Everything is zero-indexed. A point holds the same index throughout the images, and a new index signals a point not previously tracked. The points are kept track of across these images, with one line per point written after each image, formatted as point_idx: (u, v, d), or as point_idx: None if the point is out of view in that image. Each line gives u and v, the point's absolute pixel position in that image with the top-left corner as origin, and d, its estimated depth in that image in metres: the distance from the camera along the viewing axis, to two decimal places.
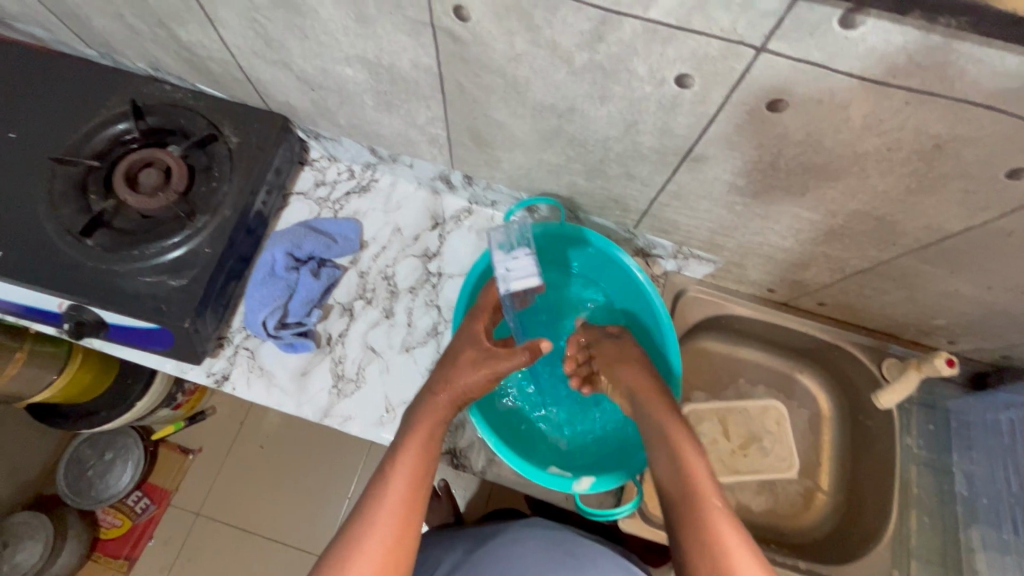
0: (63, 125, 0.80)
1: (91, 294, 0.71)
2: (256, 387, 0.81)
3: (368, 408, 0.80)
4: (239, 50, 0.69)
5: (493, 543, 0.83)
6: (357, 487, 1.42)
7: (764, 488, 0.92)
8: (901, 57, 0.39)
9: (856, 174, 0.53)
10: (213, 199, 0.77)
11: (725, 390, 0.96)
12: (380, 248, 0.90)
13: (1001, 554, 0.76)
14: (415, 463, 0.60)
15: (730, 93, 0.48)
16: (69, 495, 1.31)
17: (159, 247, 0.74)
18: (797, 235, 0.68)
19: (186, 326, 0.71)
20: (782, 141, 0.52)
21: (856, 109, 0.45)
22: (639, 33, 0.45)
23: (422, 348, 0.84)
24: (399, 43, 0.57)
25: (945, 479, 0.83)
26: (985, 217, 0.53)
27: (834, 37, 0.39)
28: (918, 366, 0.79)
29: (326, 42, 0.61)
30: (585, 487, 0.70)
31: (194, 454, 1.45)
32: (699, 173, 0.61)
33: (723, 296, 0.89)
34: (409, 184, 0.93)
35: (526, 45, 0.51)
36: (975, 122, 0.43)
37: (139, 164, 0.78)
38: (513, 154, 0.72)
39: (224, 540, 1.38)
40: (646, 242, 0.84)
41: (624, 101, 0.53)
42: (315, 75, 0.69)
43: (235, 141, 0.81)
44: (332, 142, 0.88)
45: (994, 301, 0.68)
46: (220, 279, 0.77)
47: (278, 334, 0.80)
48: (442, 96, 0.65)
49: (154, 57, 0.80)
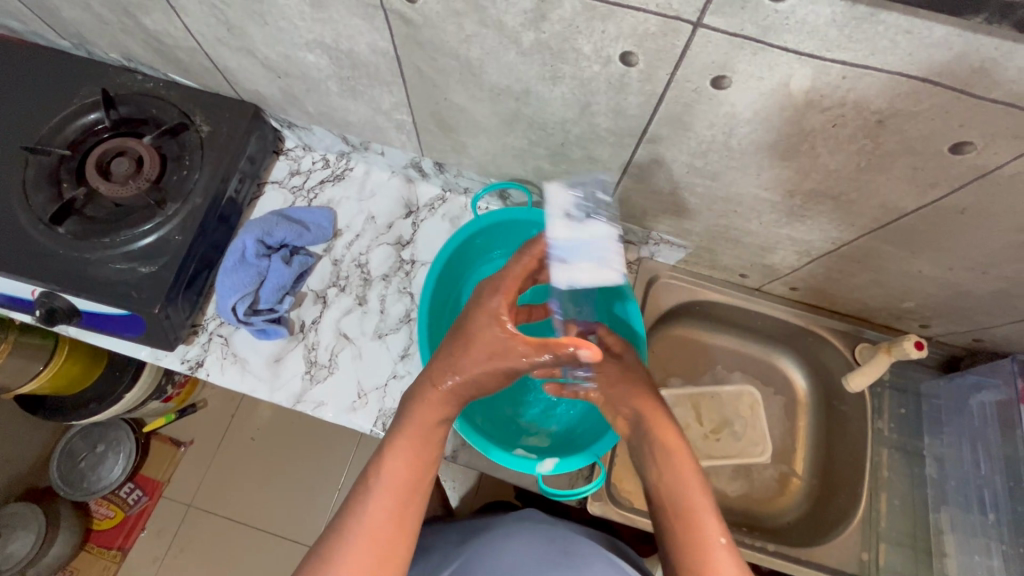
0: (37, 115, 0.80)
1: (62, 281, 0.72)
2: (230, 373, 0.82)
3: (340, 393, 0.81)
4: (204, 37, 0.70)
5: (480, 538, 0.84)
6: (346, 478, 1.43)
7: (739, 474, 0.92)
8: (831, 29, 0.39)
9: (807, 152, 0.53)
10: (184, 186, 0.78)
11: (701, 377, 0.96)
12: (354, 236, 0.90)
13: (969, 535, 0.77)
14: (403, 471, 0.60)
15: (675, 71, 0.48)
16: (61, 487, 1.33)
17: (130, 234, 0.75)
18: (760, 218, 0.68)
19: (157, 312, 0.72)
20: (732, 120, 0.52)
21: (797, 85, 0.45)
22: (579, 11, 0.45)
23: (394, 334, 0.85)
24: (354, 27, 0.58)
25: (917, 462, 0.84)
26: (936, 194, 0.53)
27: (765, 11, 0.40)
28: (889, 350, 0.80)
29: (285, 27, 0.62)
30: (549, 468, 0.71)
31: (185, 446, 1.46)
32: (656, 155, 0.62)
33: (695, 282, 0.89)
34: (383, 173, 0.93)
35: (474, 26, 0.51)
36: (913, 96, 0.43)
37: (111, 153, 0.79)
38: (478, 139, 0.72)
39: (215, 530, 1.40)
40: (617, 228, 0.84)
41: (575, 81, 0.54)
42: (279, 62, 0.70)
43: (206, 129, 0.81)
44: (305, 131, 0.88)
45: (957, 281, 0.68)
46: (191, 266, 0.77)
47: (249, 320, 0.80)
48: (403, 81, 0.65)
49: (124, 46, 0.81)
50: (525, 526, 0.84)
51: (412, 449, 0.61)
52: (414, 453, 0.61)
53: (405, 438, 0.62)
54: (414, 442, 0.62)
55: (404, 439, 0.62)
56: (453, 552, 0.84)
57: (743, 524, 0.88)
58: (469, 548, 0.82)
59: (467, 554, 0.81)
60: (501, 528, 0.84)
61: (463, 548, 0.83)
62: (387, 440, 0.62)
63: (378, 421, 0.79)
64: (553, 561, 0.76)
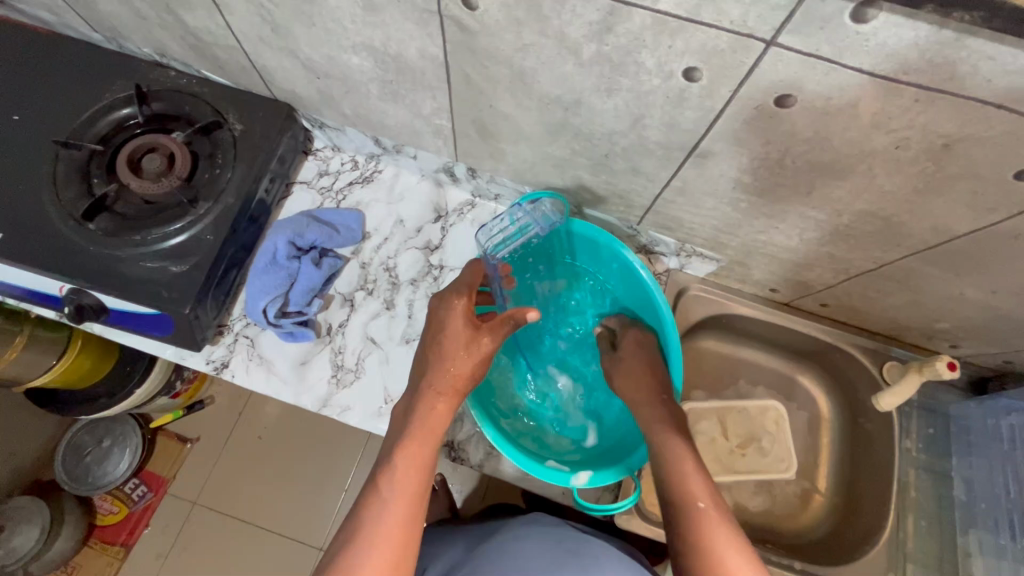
0: (68, 108, 0.79)
1: (92, 279, 0.71)
2: (256, 375, 0.81)
3: (367, 399, 0.80)
4: (245, 36, 0.69)
5: (489, 543, 0.81)
6: (353, 480, 1.41)
7: (761, 489, 0.92)
8: (913, 53, 0.39)
9: (863, 172, 0.53)
10: (216, 185, 0.77)
11: (725, 391, 0.96)
12: (382, 240, 0.89)
13: (998, 558, 0.75)
14: (413, 466, 0.61)
15: (738, 88, 0.48)
16: (66, 481, 1.31)
17: (161, 232, 0.74)
18: (802, 234, 0.67)
19: (187, 312, 0.71)
20: (790, 138, 0.51)
21: (865, 106, 0.45)
22: (649, 25, 0.44)
23: (422, 340, 0.84)
24: (406, 32, 0.57)
25: (944, 482, 0.83)
26: (992, 219, 0.53)
27: (846, 32, 0.39)
28: (920, 369, 0.78)
29: (333, 29, 0.61)
30: (583, 482, 0.71)
31: (192, 443, 1.45)
32: (704, 169, 0.61)
33: (726, 295, 0.88)
34: (413, 176, 0.92)
35: (534, 36, 0.50)
36: (985, 122, 0.43)
37: (142, 149, 0.78)
38: (519, 147, 0.72)
39: (221, 529, 1.38)
40: (650, 239, 0.83)
41: (631, 94, 0.53)
42: (321, 63, 0.69)
43: (239, 128, 0.81)
44: (336, 131, 0.88)
45: (998, 305, 0.67)
46: (221, 267, 0.76)
47: (278, 322, 0.80)
48: (448, 87, 0.65)
49: (159, 42, 0.80)
50: (534, 527, 0.82)
51: (418, 449, 0.63)
52: (423, 451, 0.63)
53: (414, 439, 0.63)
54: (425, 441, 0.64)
55: (412, 441, 0.63)
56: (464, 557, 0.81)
57: (766, 540, 0.88)
58: (478, 551, 0.80)
59: (476, 557, 0.79)
60: (510, 531, 0.82)
61: (472, 552, 0.81)
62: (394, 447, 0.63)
63: None
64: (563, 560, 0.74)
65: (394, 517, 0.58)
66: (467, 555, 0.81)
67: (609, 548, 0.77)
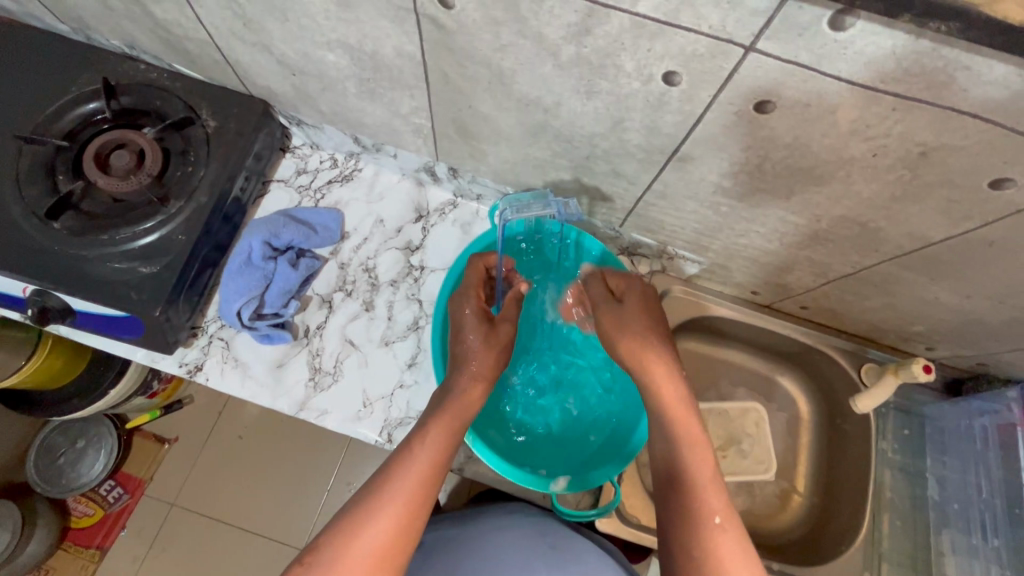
0: (31, 102, 0.76)
1: (56, 280, 0.68)
2: (231, 378, 0.79)
3: (345, 402, 0.79)
4: (217, 30, 0.67)
5: (469, 531, 0.79)
6: (334, 480, 1.39)
7: (741, 489, 0.92)
8: (890, 61, 0.39)
9: (841, 179, 0.53)
10: (188, 184, 0.75)
11: (707, 392, 0.96)
12: (361, 240, 0.88)
13: (970, 558, 0.77)
14: (434, 449, 0.61)
15: (718, 93, 0.47)
16: (38, 484, 1.28)
17: (130, 232, 0.71)
18: (781, 239, 0.68)
19: (158, 315, 0.69)
20: (769, 144, 0.51)
21: (844, 114, 0.45)
22: (627, 28, 0.44)
23: (402, 342, 0.83)
24: (381, 29, 0.55)
25: (919, 482, 0.85)
26: (967, 226, 0.54)
27: (824, 39, 0.39)
28: (896, 372, 0.79)
29: (307, 25, 0.59)
30: (562, 487, 0.72)
31: (169, 443, 1.42)
32: (684, 173, 0.61)
33: (706, 297, 0.88)
34: (393, 175, 0.91)
35: (512, 36, 0.49)
36: (961, 131, 0.43)
37: (111, 146, 0.75)
38: (499, 148, 0.71)
39: (199, 530, 1.35)
40: (632, 241, 0.83)
41: (612, 97, 0.52)
42: (296, 60, 0.67)
43: (213, 124, 0.78)
44: (314, 129, 0.85)
45: (973, 309, 0.68)
46: (194, 267, 0.74)
47: (254, 324, 0.78)
48: (427, 86, 0.63)
49: (128, 34, 0.77)
50: (516, 517, 0.79)
51: (441, 433, 0.62)
52: (447, 434, 0.63)
53: (439, 419, 0.63)
54: (445, 420, 0.64)
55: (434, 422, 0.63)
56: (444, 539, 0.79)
57: None
58: (455, 542, 0.77)
59: (453, 549, 0.76)
60: (491, 520, 0.79)
61: (450, 543, 0.77)
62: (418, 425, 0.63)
63: (384, 431, 0.77)
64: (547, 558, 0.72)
65: (417, 474, 0.58)
66: (444, 542, 0.78)
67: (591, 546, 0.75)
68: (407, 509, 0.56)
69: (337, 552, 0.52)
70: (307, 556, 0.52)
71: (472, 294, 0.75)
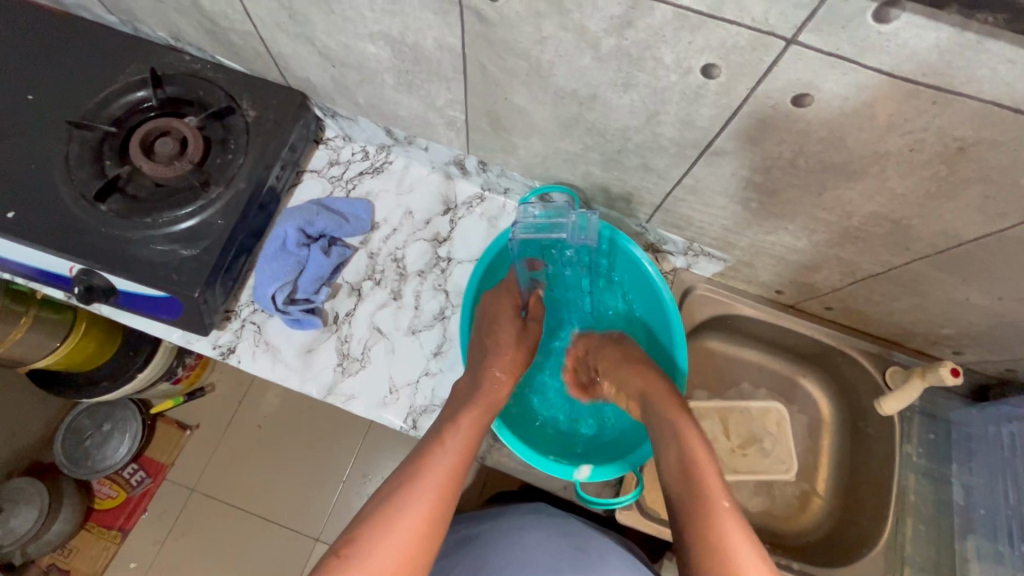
0: (82, 90, 0.80)
1: (101, 259, 0.71)
2: (261, 361, 0.81)
3: (372, 387, 0.80)
4: (262, 22, 0.69)
5: (495, 527, 0.80)
6: (351, 472, 1.41)
7: (761, 489, 0.92)
8: (932, 54, 0.40)
9: (875, 174, 0.54)
10: (228, 170, 0.77)
11: (727, 392, 0.96)
12: (391, 230, 0.90)
13: (995, 565, 0.76)
14: (463, 443, 0.63)
15: (756, 86, 0.48)
16: (65, 464, 1.31)
17: (172, 216, 0.74)
18: (810, 236, 0.68)
19: (197, 296, 0.71)
20: (804, 138, 0.52)
21: (882, 107, 0.46)
22: (669, 20, 0.45)
23: (428, 331, 0.84)
24: (424, 21, 0.57)
25: (943, 488, 0.83)
26: (1003, 224, 0.54)
27: (866, 31, 0.40)
28: (923, 374, 0.79)
29: (351, 17, 0.61)
30: (584, 476, 0.72)
31: (192, 429, 1.45)
32: (716, 167, 0.61)
33: (730, 296, 0.88)
34: (422, 168, 0.93)
35: (554, 28, 0.51)
36: (1001, 126, 0.43)
37: (155, 133, 0.78)
38: (531, 141, 0.72)
39: (217, 517, 1.38)
40: (658, 237, 0.84)
41: (648, 90, 0.53)
42: (337, 51, 0.69)
43: (252, 114, 0.81)
44: (348, 121, 0.88)
45: (1003, 312, 0.67)
46: (231, 252, 0.77)
47: (286, 309, 0.80)
48: (463, 78, 0.65)
49: (175, 26, 0.80)
50: (541, 517, 0.80)
51: (468, 428, 0.65)
52: (474, 429, 0.65)
53: (471, 416, 0.66)
54: (474, 417, 0.66)
55: (462, 418, 0.65)
56: (468, 537, 0.80)
57: (764, 540, 0.88)
58: (481, 540, 0.78)
59: (480, 547, 0.76)
60: (515, 519, 0.80)
61: (476, 540, 0.79)
62: (443, 422, 0.65)
63: (409, 418, 0.79)
64: (573, 555, 0.73)
65: (453, 451, 0.62)
66: (472, 539, 0.79)
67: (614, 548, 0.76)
68: (437, 504, 0.57)
69: (373, 542, 0.53)
70: (342, 548, 0.54)
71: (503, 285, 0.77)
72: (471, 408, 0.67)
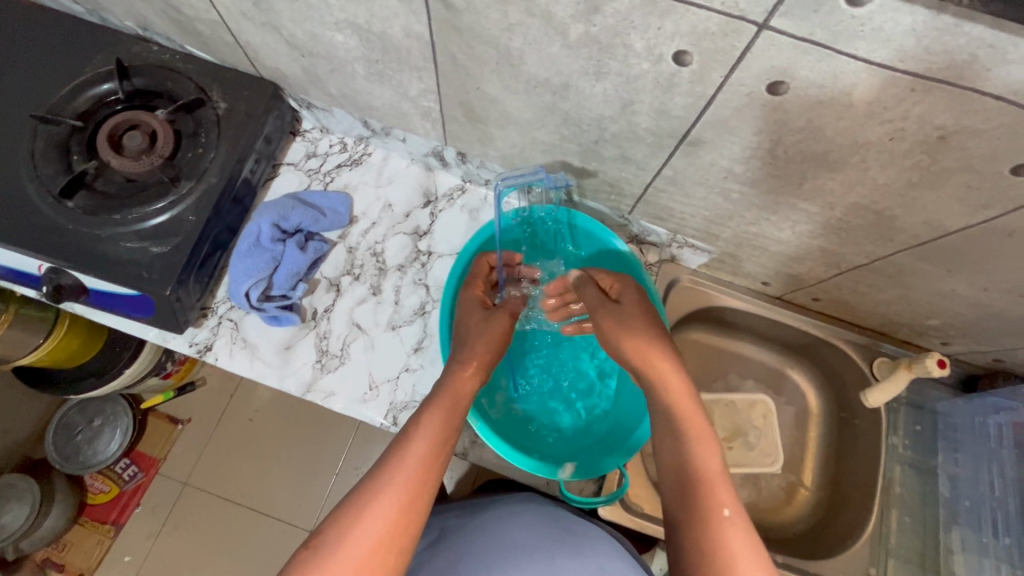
0: (46, 82, 0.77)
1: (70, 257, 0.70)
2: (239, 358, 0.80)
3: (352, 384, 0.79)
4: (227, 11, 0.67)
5: (481, 516, 0.78)
6: (343, 464, 1.41)
7: (747, 481, 0.91)
8: (909, 39, 0.38)
9: (856, 165, 0.52)
10: (198, 164, 0.75)
11: (714, 384, 0.95)
12: (370, 224, 0.88)
13: (979, 555, 0.75)
14: (436, 428, 0.60)
15: (730, 73, 0.46)
16: (56, 460, 1.31)
17: (142, 212, 0.72)
18: (794, 227, 0.66)
19: (168, 294, 0.70)
20: (783, 127, 0.50)
21: (860, 95, 0.44)
22: (637, 4, 0.43)
23: (409, 326, 0.83)
24: (390, 8, 0.55)
25: (929, 479, 0.83)
26: (987, 215, 0.52)
27: (840, 15, 0.38)
28: (909, 367, 0.77)
29: (316, 4, 0.59)
30: (568, 474, 0.73)
31: (182, 424, 1.44)
32: (696, 157, 0.59)
33: (716, 287, 0.87)
34: (402, 160, 0.91)
35: (520, 14, 0.48)
36: (982, 114, 0.42)
37: (123, 126, 0.76)
38: (507, 132, 0.70)
39: (210, 509, 1.38)
40: (641, 229, 0.82)
41: (620, 78, 0.51)
42: (305, 40, 0.67)
43: (223, 106, 0.79)
44: (324, 112, 0.85)
45: (989, 302, 0.66)
46: (204, 249, 0.75)
47: (262, 306, 0.79)
48: (435, 68, 0.63)
49: (142, 15, 0.78)
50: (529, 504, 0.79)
51: (441, 414, 0.62)
52: (448, 416, 0.62)
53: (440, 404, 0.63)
54: (446, 405, 0.63)
55: (435, 404, 0.63)
56: (455, 525, 0.79)
57: None
58: (469, 527, 0.77)
59: (466, 535, 0.75)
60: (504, 506, 0.79)
61: (465, 525, 0.77)
62: (421, 408, 0.63)
63: (389, 415, 0.78)
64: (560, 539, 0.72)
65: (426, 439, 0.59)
66: (461, 526, 0.78)
67: (601, 532, 0.76)
68: (409, 491, 0.55)
69: (341, 534, 0.52)
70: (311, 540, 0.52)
71: (474, 282, 0.77)
72: (439, 397, 0.64)
